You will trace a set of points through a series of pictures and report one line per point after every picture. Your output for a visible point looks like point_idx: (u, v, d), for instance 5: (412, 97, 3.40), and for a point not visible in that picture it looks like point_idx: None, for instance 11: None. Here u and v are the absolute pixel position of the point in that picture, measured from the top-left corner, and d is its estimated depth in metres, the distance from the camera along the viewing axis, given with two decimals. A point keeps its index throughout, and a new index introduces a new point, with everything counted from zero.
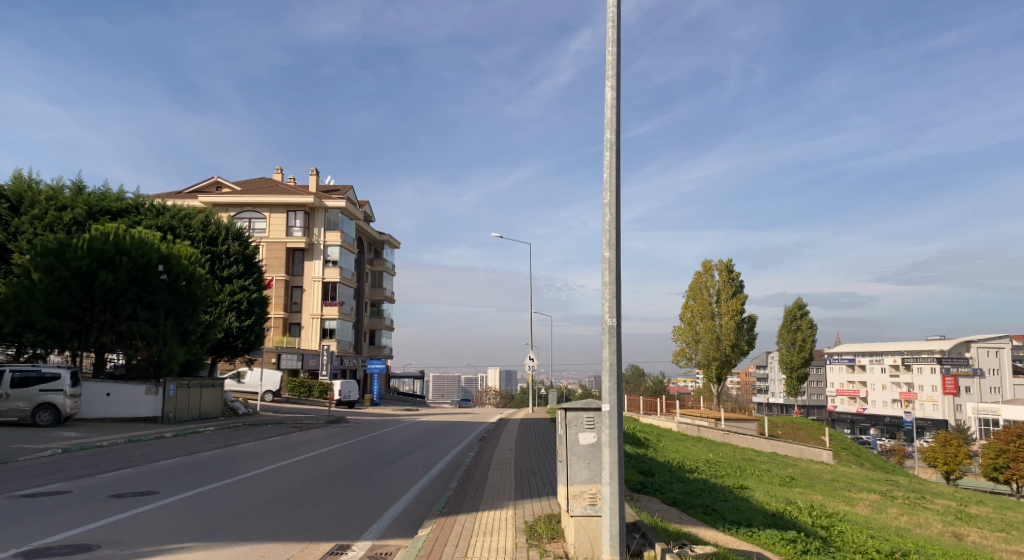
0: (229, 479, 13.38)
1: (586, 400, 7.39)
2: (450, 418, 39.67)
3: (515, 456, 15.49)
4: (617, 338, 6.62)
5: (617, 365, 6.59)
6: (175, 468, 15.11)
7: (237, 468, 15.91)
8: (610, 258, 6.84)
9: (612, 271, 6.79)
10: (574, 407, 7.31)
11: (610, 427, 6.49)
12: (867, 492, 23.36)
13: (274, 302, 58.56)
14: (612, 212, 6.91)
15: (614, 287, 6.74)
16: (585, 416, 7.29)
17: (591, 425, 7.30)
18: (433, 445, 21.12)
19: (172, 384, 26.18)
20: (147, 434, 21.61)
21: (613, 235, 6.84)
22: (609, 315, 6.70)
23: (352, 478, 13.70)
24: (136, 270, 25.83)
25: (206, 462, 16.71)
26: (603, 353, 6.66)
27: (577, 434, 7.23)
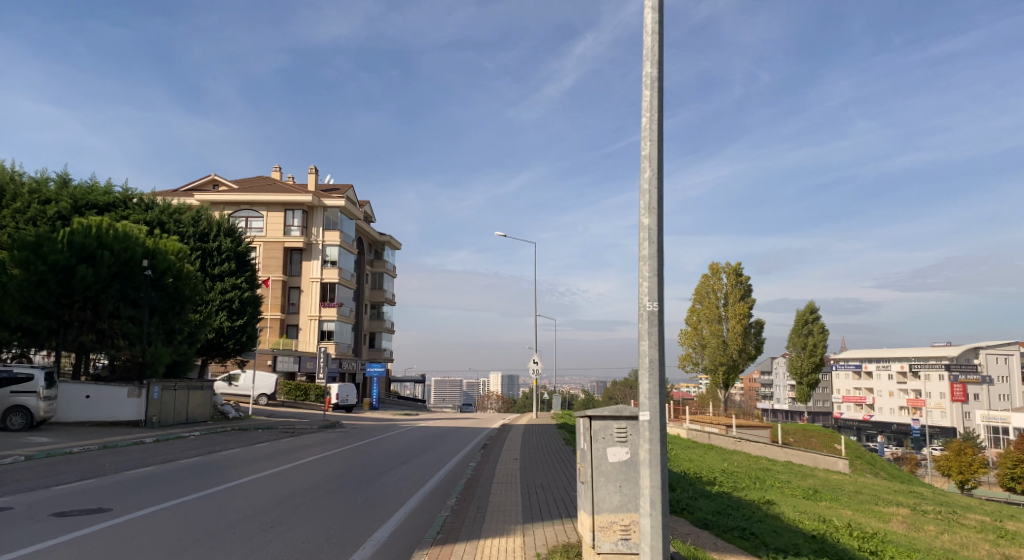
0: (201, 493, 11.97)
1: (616, 407, 6.06)
2: (450, 423, 38.16)
3: (521, 468, 13.98)
4: (658, 326, 5.16)
5: (658, 359, 5.13)
6: (144, 479, 13.65)
7: (216, 479, 14.49)
8: (650, 225, 5.38)
9: (652, 241, 5.35)
10: (600, 412, 5.96)
11: (651, 442, 5.04)
12: (895, 506, 21.83)
13: (271, 303, 57.14)
14: (651, 168, 5.45)
15: (653, 263, 5.27)
16: (613, 428, 5.93)
17: (622, 439, 5.96)
18: (434, 452, 19.64)
19: (156, 386, 24.81)
20: (125, 440, 20.06)
21: (654, 197, 5.39)
22: (648, 298, 5.23)
23: (337, 494, 12.27)
24: (119, 265, 24.44)
25: (184, 471, 15.27)
26: (640, 343, 5.22)
27: (603, 446, 5.90)
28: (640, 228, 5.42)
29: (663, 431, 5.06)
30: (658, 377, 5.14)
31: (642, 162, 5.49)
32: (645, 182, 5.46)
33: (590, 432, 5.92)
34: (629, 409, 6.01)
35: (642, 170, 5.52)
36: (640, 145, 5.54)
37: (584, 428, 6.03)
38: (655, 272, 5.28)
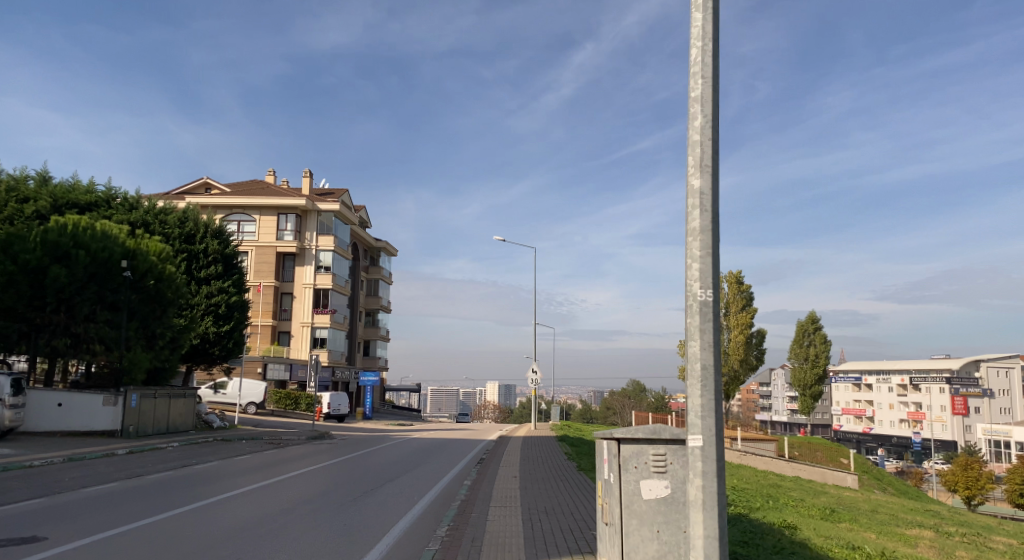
0: (156, 519, 10.71)
1: (653, 427, 5.14)
2: (445, 433, 36.74)
3: (520, 488, 12.64)
4: (713, 320, 4.07)
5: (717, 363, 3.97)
6: (96, 504, 12.34)
7: (181, 497, 13.20)
8: (705, 186, 4.29)
9: (704, 205, 4.28)
10: (628, 435, 5.08)
11: (706, 472, 3.92)
12: (917, 527, 20.49)
13: (262, 310, 55.85)
14: (704, 112, 4.32)
15: (709, 235, 4.15)
16: (649, 454, 5.06)
17: (660, 468, 5.05)
18: (427, 466, 18.34)
19: (134, 393, 23.32)
20: (95, 451, 18.69)
21: (710, 148, 4.27)
22: (699, 285, 4.11)
23: (312, 519, 10.93)
24: (95, 266, 23.13)
25: (147, 489, 14.00)
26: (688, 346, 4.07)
27: (636, 475, 5.04)
28: (691, 191, 4.33)
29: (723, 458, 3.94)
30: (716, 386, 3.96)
31: (695, 103, 4.35)
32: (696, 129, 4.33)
33: (619, 461, 5.08)
34: (668, 432, 5.08)
35: (693, 115, 4.43)
36: (691, 82, 4.46)
37: (613, 454, 5.19)
38: (712, 247, 4.15)
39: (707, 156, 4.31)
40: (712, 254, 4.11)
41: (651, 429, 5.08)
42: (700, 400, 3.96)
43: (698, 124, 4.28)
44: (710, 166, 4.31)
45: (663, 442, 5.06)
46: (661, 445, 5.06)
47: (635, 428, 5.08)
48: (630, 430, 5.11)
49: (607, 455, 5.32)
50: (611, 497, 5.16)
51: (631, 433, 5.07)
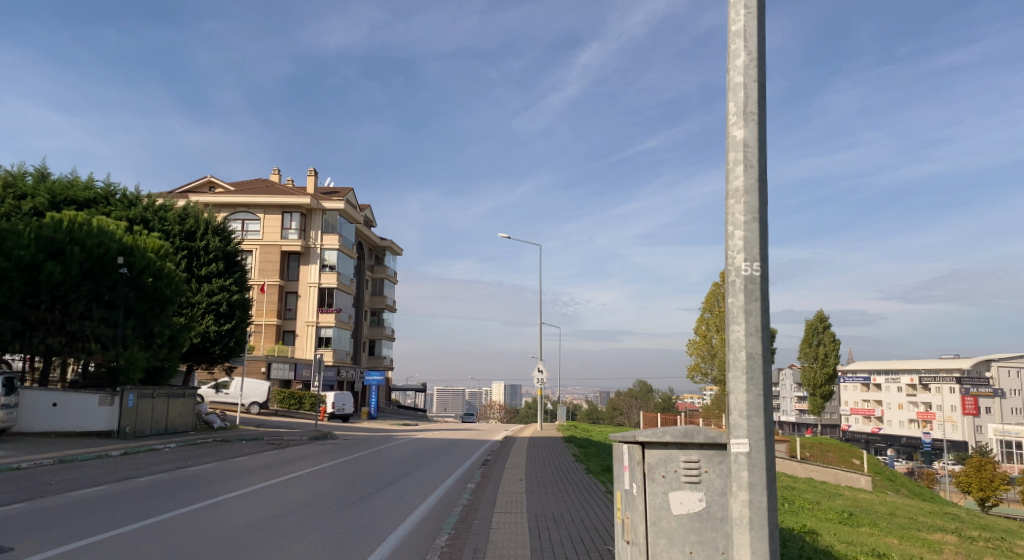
0: (135, 531, 10.13)
1: (685, 430, 4.43)
2: (449, 434, 36.13)
3: (526, 493, 12.01)
4: (760, 295, 3.82)
5: (766, 342, 3.78)
6: (78, 512, 11.77)
7: (170, 503, 12.62)
8: (749, 139, 4.01)
9: (750, 160, 3.99)
10: (653, 439, 4.42)
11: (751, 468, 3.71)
12: (938, 531, 19.75)
13: (265, 309, 55.34)
14: (748, 53, 3.99)
15: (755, 199, 3.90)
16: (679, 462, 4.41)
17: (693, 477, 4.40)
18: (430, 468, 17.70)
19: (130, 393, 22.72)
20: (87, 452, 18.11)
21: (754, 95, 3.97)
22: (742, 259, 3.86)
23: (303, 525, 10.33)
24: (91, 262, 22.60)
25: (136, 494, 13.43)
26: (731, 328, 3.85)
27: (664, 484, 4.42)
28: (733, 145, 4.03)
29: (772, 452, 3.73)
30: (763, 372, 3.76)
31: (738, 42, 4.02)
32: (739, 76, 4.04)
33: (645, 470, 4.46)
34: (701, 435, 4.41)
35: (734, 53, 4.07)
36: (733, 15, 4.10)
37: (636, 461, 4.57)
38: (757, 210, 3.93)
39: (751, 103, 4.00)
40: (758, 219, 3.91)
41: (681, 431, 4.40)
42: (744, 394, 3.72)
43: (741, 67, 3.97)
44: (754, 116, 4.00)
45: (694, 447, 4.40)
46: (693, 450, 4.40)
47: (663, 429, 4.42)
48: (656, 433, 4.45)
49: (629, 459, 4.69)
50: (634, 510, 4.56)
51: (658, 437, 4.41)
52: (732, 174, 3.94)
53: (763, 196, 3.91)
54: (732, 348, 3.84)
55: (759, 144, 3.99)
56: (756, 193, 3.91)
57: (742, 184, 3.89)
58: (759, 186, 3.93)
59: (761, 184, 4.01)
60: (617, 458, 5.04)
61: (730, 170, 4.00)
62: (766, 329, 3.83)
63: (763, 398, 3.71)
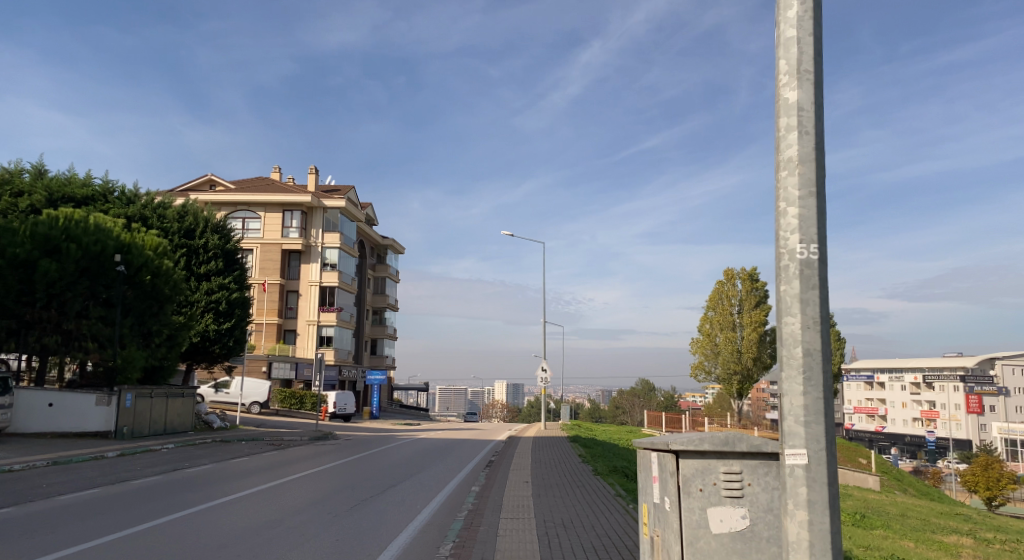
0: (126, 537, 9.72)
1: (726, 437, 4.11)
2: (452, 434, 35.71)
3: (533, 497, 11.59)
4: (817, 279, 3.50)
5: (826, 336, 3.47)
6: (68, 517, 11.36)
7: (163, 508, 12.19)
8: (803, 102, 3.67)
9: (804, 125, 3.65)
10: (690, 449, 4.07)
11: (810, 481, 3.37)
12: (953, 533, 19.28)
13: (266, 308, 54.91)
14: (803, 7, 3.66)
15: (812, 168, 3.56)
16: (719, 473, 4.07)
17: (735, 490, 4.05)
18: (435, 469, 17.27)
19: (128, 393, 22.40)
20: (83, 454, 17.70)
21: (810, 51, 3.64)
22: (798, 239, 3.54)
23: (301, 531, 9.91)
24: (87, 260, 22.19)
25: (130, 498, 13.00)
26: (784, 320, 3.55)
27: (701, 499, 4.06)
28: (784, 109, 3.69)
29: (835, 461, 3.40)
30: (822, 372, 3.46)
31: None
32: (792, 30, 3.70)
33: (680, 482, 4.09)
34: (743, 443, 4.08)
35: (786, 5, 3.73)
36: None
37: (668, 472, 4.20)
38: (814, 183, 3.59)
39: (806, 61, 3.66)
40: (815, 194, 3.57)
41: (719, 439, 4.07)
42: (802, 399, 3.43)
43: (795, 20, 3.65)
44: (810, 75, 3.66)
45: (735, 457, 4.08)
46: (733, 460, 4.08)
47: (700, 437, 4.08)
48: (693, 441, 4.09)
49: (660, 469, 4.33)
50: (667, 526, 4.19)
51: (697, 446, 4.07)
52: (786, 143, 3.63)
53: (821, 167, 3.58)
54: (783, 344, 3.55)
55: (815, 107, 3.65)
56: (814, 162, 3.59)
57: (798, 153, 3.56)
58: (817, 153, 3.62)
59: (817, 151, 3.68)
60: (644, 467, 4.68)
61: (783, 137, 3.67)
62: (825, 321, 3.52)
63: (825, 401, 3.42)
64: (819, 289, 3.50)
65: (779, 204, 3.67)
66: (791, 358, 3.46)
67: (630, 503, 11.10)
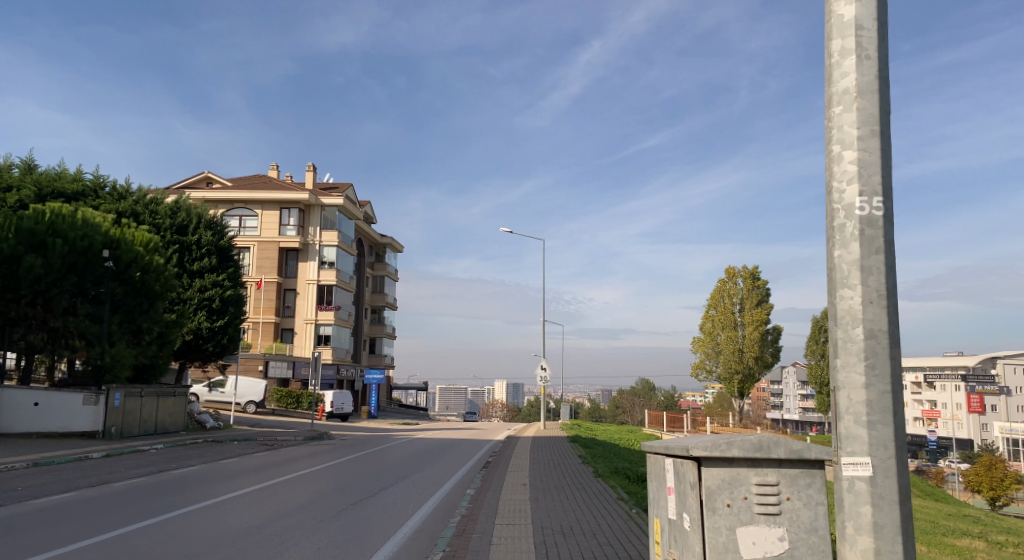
0: (92, 542, 9.11)
1: (759, 441, 3.57)
2: (450, 433, 35.15)
3: (531, 501, 11.02)
4: (883, 233, 3.07)
5: (894, 314, 3.04)
6: (38, 523, 10.73)
7: (140, 514, 11.61)
8: (861, 18, 3.23)
9: (865, 47, 3.22)
10: (716, 454, 3.51)
11: (873, 495, 2.94)
12: (964, 537, 18.65)
13: (263, 307, 54.28)
14: None
15: (875, 98, 3.14)
16: (750, 483, 3.52)
17: (771, 504, 3.50)
18: (430, 470, 16.66)
19: (116, 392, 21.85)
20: (66, 455, 17.08)
21: None
22: (857, 191, 3.13)
23: (283, 537, 9.32)
24: (74, 256, 21.61)
25: (108, 503, 12.42)
26: (840, 294, 3.11)
27: (728, 515, 3.50)
28: (839, 28, 3.27)
29: (907, 471, 2.97)
30: (888, 359, 3.01)
31: None
32: None
33: (705, 493, 3.54)
34: (781, 448, 3.53)
35: None
36: None
37: (689, 482, 3.66)
38: (876, 120, 3.17)
39: None
40: (879, 133, 3.16)
41: (751, 444, 3.52)
42: (865, 392, 2.98)
43: None
44: None
45: (768, 465, 3.54)
46: (766, 468, 3.53)
47: (729, 443, 3.52)
48: (721, 446, 3.53)
49: (679, 479, 3.78)
50: (686, 548, 3.67)
51: (725, 452, 3.51)
52: (842, 71, 3.19)
53: (885, 99, 3.17)
54: (839, 324, 3.11)
55: (875, 25, 3.22)
56: (876, 93, 3.16)
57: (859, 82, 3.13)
58: (880, 83, 3.18)
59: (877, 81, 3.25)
60: (657, 474, 4.14)
61: (837, 64, 3.25)
62: (891, 294, 3.08)
63: (893, 395, 2.98)
64: (885, 252, 3.08)
65: (829, 146, 3.24)
66: (851, 342, 3.03)
67: (633, 507, 10.51)
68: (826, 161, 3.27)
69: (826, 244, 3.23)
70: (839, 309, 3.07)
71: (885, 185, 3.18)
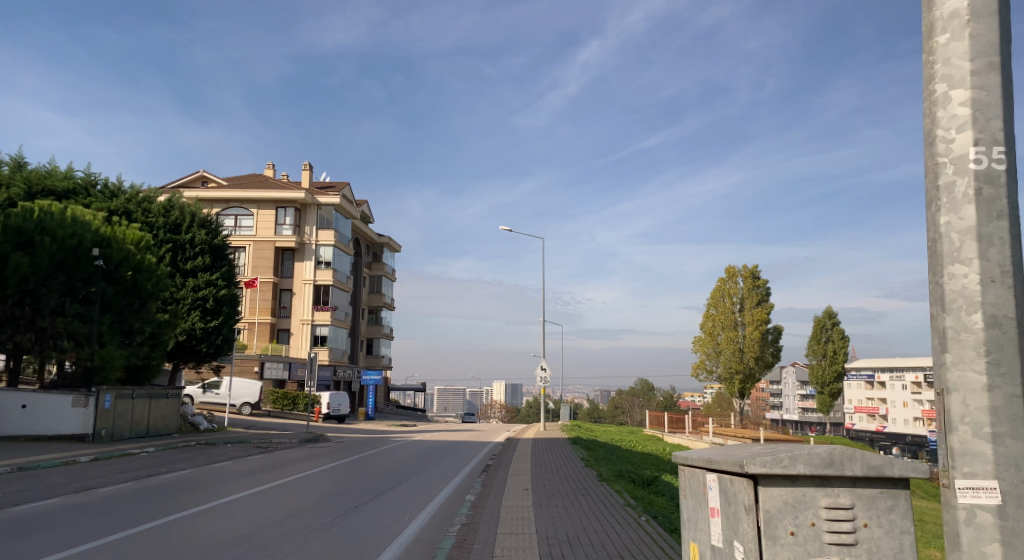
0: (68, 552, 8.61)
1: (829, 453, 3.17)
2: (448, 434, 34.66)
3: (534, 507, 10.53)
4: (1004, 183, 2.85)
5: (1018, 295, 2.78)
6: (17, 531, 10.23)
7: (126, 521, 11.10)
8: None
9: None
10: (775, 471, 3.08)
11: (998, 522, 2.66)
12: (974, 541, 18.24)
13: (259, 307, 53.77)
14: None
15: (991, 25, 2.96)
16: (819, 506, 3.13)
17: (845, 530, 3.11)
18: (429, 473, 16.18)
19: (107, 394, 21.39)
20: (52, 459, 16.55)
21: None
22: (975, 128, 2.92)
23: (271, 546, 8.81)
24: (63, 254, 21.11)
25: (93, 510, 11.91)
26: (952, 272, 2.88)
27: (792, 543, 3.12)
28: None
29: None
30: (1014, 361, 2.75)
31: None
32: None
33: (763, 517, 3.13)
34: (856, 464, 3.13)
35: None
36: None
37: (743, 505, 3.23)
38: (992, 53, 2.97)
39: None
40: (995, 67, 2.95)
41: (820, 460, 3.11)
42: (988, 397, 2.72)
43: None
44: None
45: (840, 484, 3.15)
46: (838, 488, 3.15)
47: (794, 458, 3.11)
48: (787, 463, 3.11)
49: (728, 499, 3.37)
50: None
51: (788, 470, 3.09)
52: None
53: (1002, 26, 2.97)
54: (949, 311, 2.88)
55: None
56: (992, 19, 2.97)
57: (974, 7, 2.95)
58: (996, 10, 2.99)
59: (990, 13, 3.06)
60: (697, 491, 3.75)
61: None
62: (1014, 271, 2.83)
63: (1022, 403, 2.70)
64: (1008, 217, 2.84)
65: (932, 85, 3.07)
66: (967, 332, 2.80)
67: (642, 513, 10.04)
68: (928, 100, 3.10)
69: (930, 206, 3.00)
70: (951, 290, 2.85)
71: (1003, 132, 2.94)
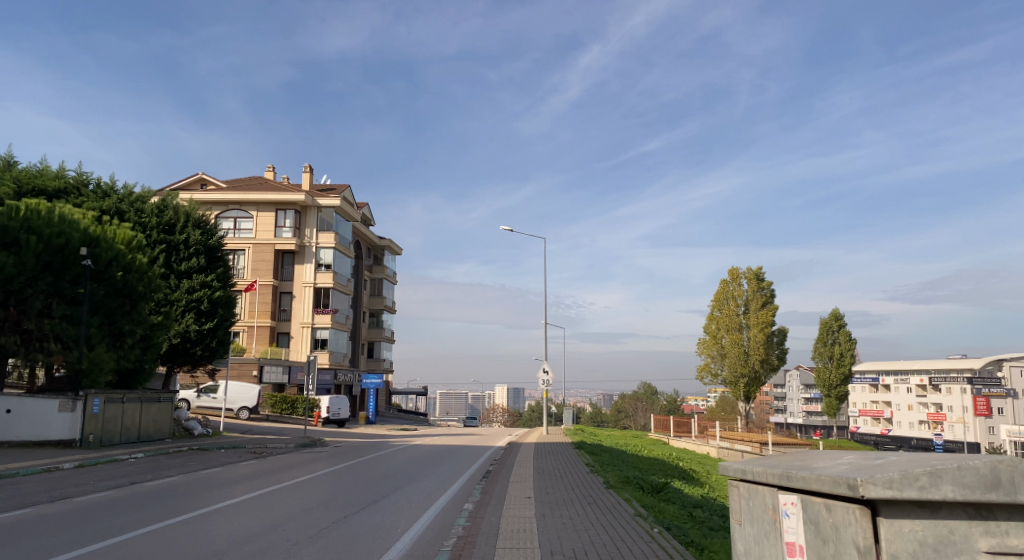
0: None
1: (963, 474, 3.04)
2: (450, 439, 33.89)
3: (536, 519, 9.73)
4: None
5: None
6: None
7: (98, 534, 10.31)
8: None
9: None
10: (905, 494, 2.97)
11: None
12: None
13: (258, 310, 53.07)
14: None
15: None
16: (958, 537, 3.01)
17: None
18: (427, 480, 15.42)
19: (95, 398, 20.76)
20: (33, 466, 15.84)
21: None
22: None
23: None
24: (50, 254, 20.47)
25: (65, 522, 11.13)
26: None
27: None
28: None
29: None
30: None
31: None
32: None
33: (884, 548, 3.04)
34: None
35: None
36: None
37: (857, 537, 3.14)
38: None
39: None
40: None
41: (977, 481, 2.97)
42: None
43: None
44: None
45: (1007, 520, 3.02)
46: (1006, 525, 3.01)
47: (940, 478, 2.98)
48: (929, 485, 2.98)
49: (833, 531, 3.27)
50: None
51: (930, 491, 2.96)
52: None
53: None
54: None
55: None
56: None
57: None
58: None
59: None
60: (760, 517, 3.81)
61: None
62: None
63: None
64: None
65: None
66: None
67: (654, 525, 9.25)
68: None
69: None
70: None
71: None
